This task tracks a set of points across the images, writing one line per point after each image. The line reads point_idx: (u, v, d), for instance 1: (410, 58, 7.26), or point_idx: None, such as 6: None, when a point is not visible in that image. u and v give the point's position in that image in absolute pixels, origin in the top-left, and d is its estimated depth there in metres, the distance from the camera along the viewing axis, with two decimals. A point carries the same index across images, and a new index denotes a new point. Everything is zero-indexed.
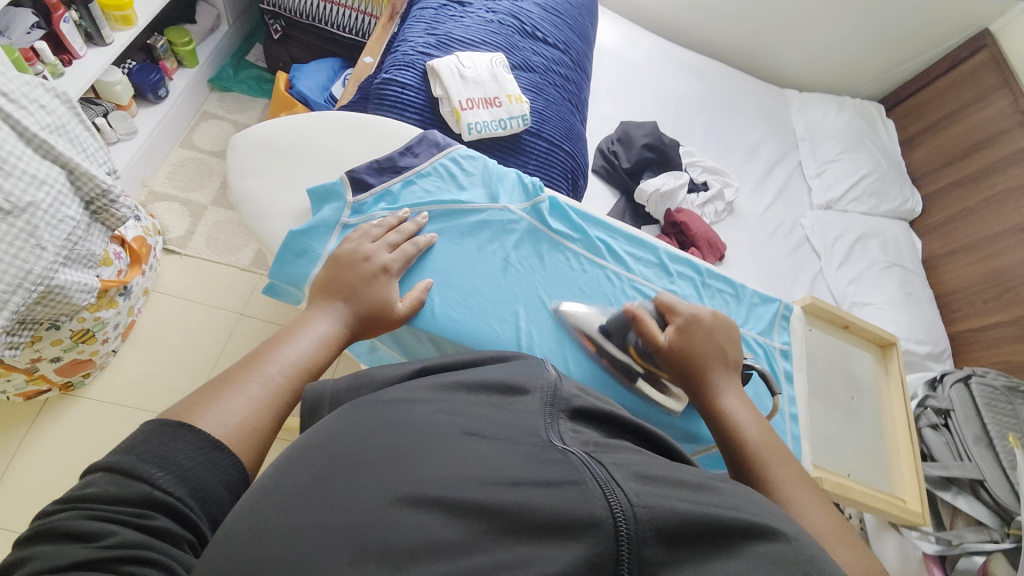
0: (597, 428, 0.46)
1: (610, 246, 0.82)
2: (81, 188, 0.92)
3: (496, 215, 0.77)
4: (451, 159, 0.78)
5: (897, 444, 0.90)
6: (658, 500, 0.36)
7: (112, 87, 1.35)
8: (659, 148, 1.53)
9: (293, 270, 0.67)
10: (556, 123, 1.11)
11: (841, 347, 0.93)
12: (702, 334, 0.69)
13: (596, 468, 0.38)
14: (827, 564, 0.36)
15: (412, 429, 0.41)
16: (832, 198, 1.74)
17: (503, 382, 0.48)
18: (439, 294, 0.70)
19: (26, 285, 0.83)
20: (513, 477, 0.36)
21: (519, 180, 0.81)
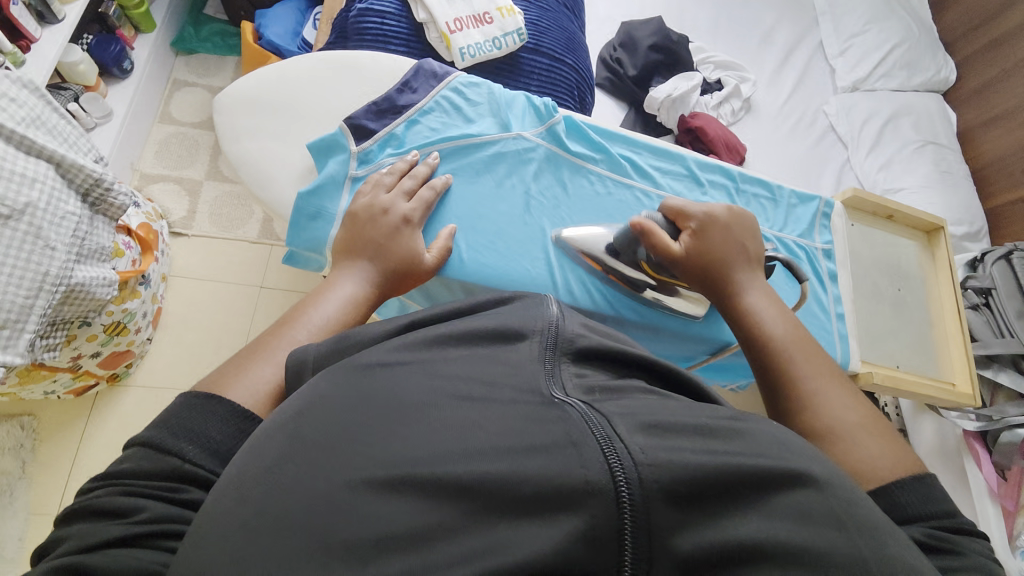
0: (604, 368, 0.42)
1: (635, 163, 0.77)
2: (73, 181, 0.88)
3: (510, 146, 0.72)
4: (452, 90, 0.72)
5: (946, 330, 0.88)
6: (669, 455, 0.31)
7: (76, 67, 1.25)
8: (666, 48, 1.40)
9: (311, 234, 0.63)
10: (554, 34, 1.00)
11: (886, 239, 0.89)
12: (718, 235, 0.66)
13: (597, 425, 0.33)
14: (861, 510, 0.32)
15: (388, 399, 0.36)
16: (858, 78, 1.60)
17: (497, 327, 0.44)
18: (465, 239, 0.67)
19: (47, 287, 0.82)
20: (504, 445, 0.32)
21: (529, 103, 0.75)
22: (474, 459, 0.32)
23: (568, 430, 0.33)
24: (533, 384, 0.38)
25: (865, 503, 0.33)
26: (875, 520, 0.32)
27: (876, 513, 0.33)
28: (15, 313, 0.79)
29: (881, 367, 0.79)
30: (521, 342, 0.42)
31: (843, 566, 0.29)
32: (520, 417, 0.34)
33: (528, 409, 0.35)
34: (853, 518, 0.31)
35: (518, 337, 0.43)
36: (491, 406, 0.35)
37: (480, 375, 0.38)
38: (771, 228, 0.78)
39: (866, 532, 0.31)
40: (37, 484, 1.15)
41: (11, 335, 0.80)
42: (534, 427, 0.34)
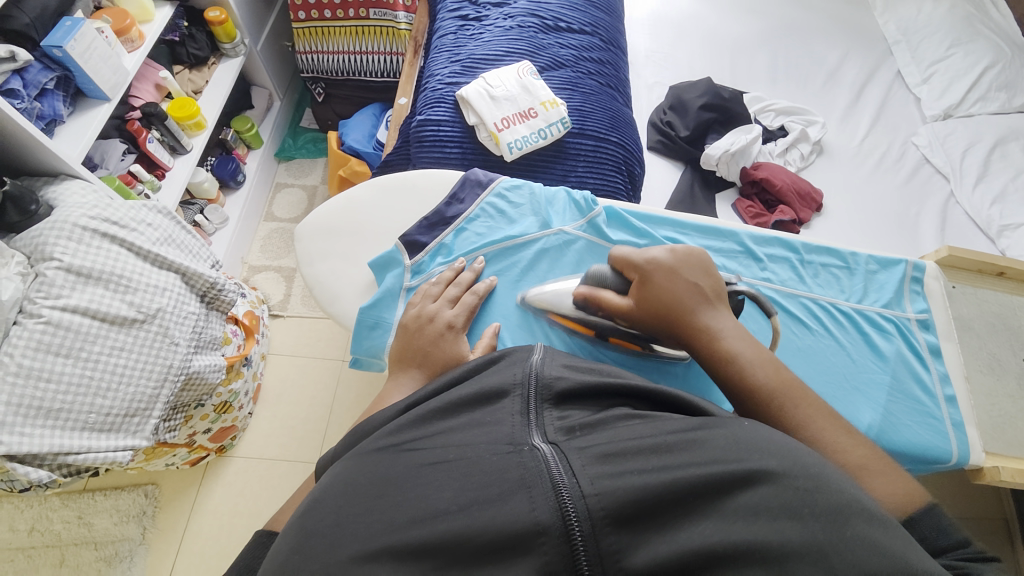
0: (586, 405, 0.42)
1: (682, 243, 0.75)
2: (194, 285, 1.05)
3: (552, 241, 0.74)
4: (496, 195, 0.78)
5: None
6: (616, 483, 0.33)
7: (202, 186, 1.51)
8: (718, 105, 1.40)
9: (371, 342, 0.69)
10: (598, 115, 1.05)
11: (1000, 300, 0.77)
12: (664, 279, 0.60)
13: (555, 465, 0.35)
14: (822, 495, 0.32)
15: (373, 477, 0.37)
16: (950, 104, 1.45)
17: (481, 389, 0.44)
18: (510, 336, 0.68)
19: (170, 378, 0.97)
20: (465, 498, 0.34)
21: (570, 198, 0.78)
22: (439, 518, 0.33)
23: (522, 473, 0.34)
24: (513, 436, 0.38)
25: (829, 486, 0.32)
26: (840, 501, 0.32)
27: (844, 492, 0.33)
28: (144, 402, 0.94)
29: (1014, 460, 0.67)
30: (504, 398, 0.43)
31: (808, 555, 0.29)
32: (484, 468, 0.35)
33: (489, 464, 0.36)
34: (813, 505, 0.31)
35: (500, 393, 0.43)
36: (458, 463, 0.37)
37: (465, 440, 0.39)
38: (848, 300, 0.71)
39: (831, 519, 0.31)
40: (153, 550, 1.28)
41: (139, 421, 0.94)
42: (492, 475, 0.35)
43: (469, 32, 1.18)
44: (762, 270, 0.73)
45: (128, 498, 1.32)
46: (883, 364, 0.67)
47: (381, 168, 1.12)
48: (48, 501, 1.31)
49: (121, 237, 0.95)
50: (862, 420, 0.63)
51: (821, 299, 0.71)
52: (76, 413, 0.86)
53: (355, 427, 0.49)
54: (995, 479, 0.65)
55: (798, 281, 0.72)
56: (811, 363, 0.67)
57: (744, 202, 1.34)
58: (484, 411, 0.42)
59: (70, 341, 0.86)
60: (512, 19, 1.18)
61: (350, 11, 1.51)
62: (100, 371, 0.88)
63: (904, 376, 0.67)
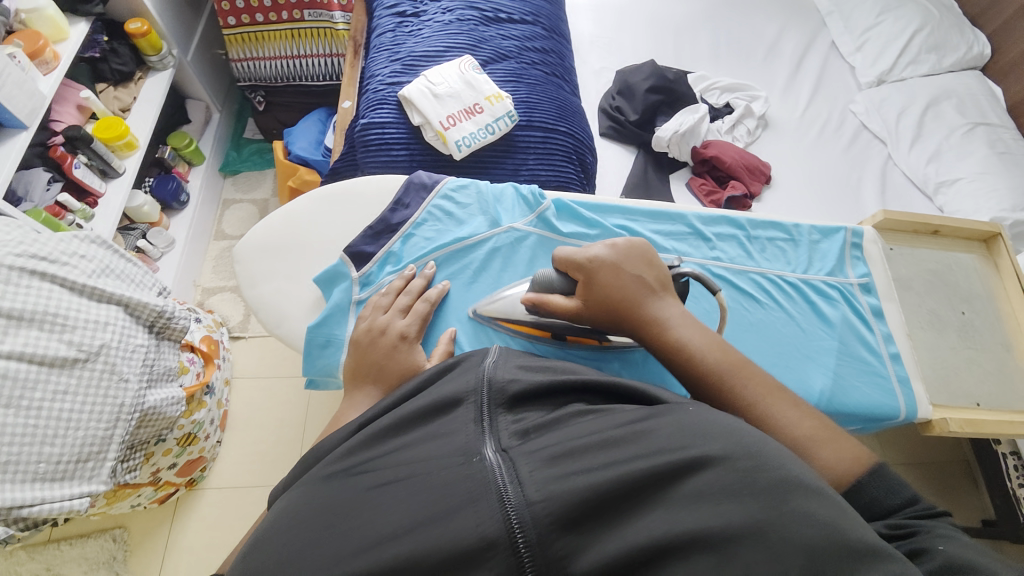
0: (539, 405, 0.42)
1: (633, 230, 0.75)
2: (140, 316, 0.99)
3: (503, 239, 0.74)
4: (442, 197, 0.76)
5: None
6: (562, 486, 0.33)
7: (141, 210, 1.43)
8: (665, 87, 1.41)
9: (324, 361, 0.67)
10: (545, 106, 1.04)
11: (935, 257, 0.81)
12: (607, 277, 0.60)
13: (502, 474, 0.34)
14: (764, 474, 0.32)
15: (320, 506, 0.36)
16: (882, 70, 1.51)
17: (432, 402, 0.43)
18: (468, 340, 0.67)
19: (123, 417, 0.91)
20: (412, 519, 0.33)
21: (518, 194, 0.77)
22: (389, 541, 0.32)
23: (469, 487, 0.33)
24: (466, 446, 0.37)
25: (771, 463, 0.33)
26: (781, 477, 0.32)
27: (787, 467, 0.33)
28: (97, 445, 0.88)
29: (959, 410, 0.70)
30: (457, 407, 0.42)
31: (748, 536, 0.30)
32: (433, 485, 0.34)
33: (439, 479, 0.35)
34: (756, 485, 0.32)
35: (453, 403, 0.42)
36: (409, 482, 0.35)
37: (416, 457, 0.38)
38: (795, 271, 0.73)
39: (772, 497, 0.31)
40: None
41: (94, 466, 0.88)
42: (441, 491, 0.34)
43: (407, 28, 1.14)
44: (712, 250, 0.74)
45: (95, 545, 1.25)
46: (831, 330, 0.70)
47: (328, 176, 1.08)
48: (4, 559, 1.22)
49: (51, 274, 0.89)
50: (815, 387, 0.66)
51: (769, 273, 0.73)
52: (22, 465, 0.81)
53: (308, 453, 0.47)
54: (943, 430, 0.68)
55: (746, 257, 0.74)
56: (764, 336, 0.68)
57: (697, 181, 1.37)
58: (436, 424, 0.41)
59: (7, 390, 0.81)
60: (450, 13, 1.15)
61: (284, 15, 1.45)
62: (45, 419, 0.83)
63: (851, 339, 0.70)
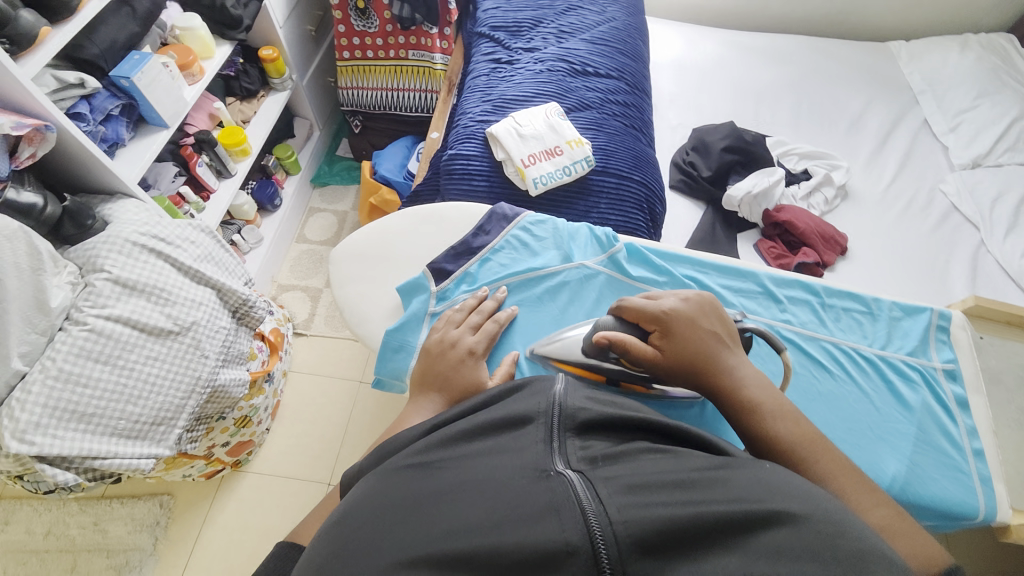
0: (607, 437, 0.43)
1: (702, 282, 0.76)
2: (228, 301, 1.11)
3: (573, 274, 0.76)
4: (520, 228, 0.81)
5: None
6: (642, 513, 0.33)
7: (241, 208, 1.60)
8: (741, 147, 1.42)
9: (394, 365, 0.72)
10: (621, 154, 1.09)
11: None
12: (685, 322, 0.61)
13: (583, 492, 0.35)
14: (844, 540, 0.32)
15: (405, 493, 0.39)
16: (979, 153, 1.45)
17: (506, 415, 0.45)
18: (528, 365, 0.69)
19: (197, 390, 1.01)
20: (496, 517, 0.34)
21: (592, 234, 0.80)
22: (471, 533, 0.34)
23: (550, 497, 0.35)
24: (539, 461, 0.39)
25: (851, 533, 0.33)
26: (861, 548, 0.32)
27: (865, 538, 0.33)
28: (171, 411, 0.98)
29: None
30: (527, 424, 0.44)
31: None
32: (513, 489, 0.36)
33: (518, 486, 0.36)
34: (839, 549, 0.32)
35: (524, 420, 0.44)
36: (486, 483, 0.37)
37: (491, 463, 0.40)
38: (871, 346, 0.70)
39: (853, 564, 0.31)
40: (162, 561, 1.29)
41: (164, 430, 0.97)
42: (520, 496, 0.35)
43: (500, 73, 1.25)
44: (782, 312, 0.73)
45: (143, 508, 1.35)
46: (909, 414, 0.66)
47: (410, 197, 1.17)
48: (68, 505, 1.34)
49: (166, 253, 1.01)
50: (887, 471, 0.62)
51: (842, 343, 0.70)
52: (107, 418, 0.90)
53: (379, 446, 0.50)
54: (1022, 537, 0.62)
55: (819, 324, 0.72)
56: (830, 409, 0.65)
57: (766, 243, 1.35)
58: (508, 436, 0.43)
59: (110, 348, 0.91)
60: (542, 63, 1.24)
61: (391, 52, 1.62)
62: (133, 379, 0.93)
63: (930, 427, 0.65)
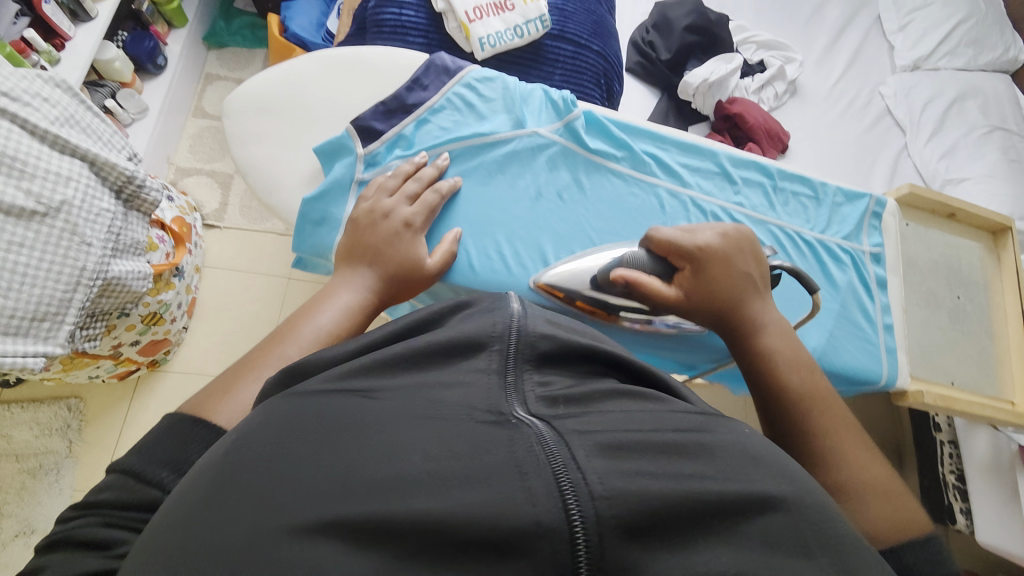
0: (570, 374, 0.39)
1: (661, 160, 0.71)
2: (107, 178, 0.90)
3: (525, 144, 0.68)
4: (465, 85, 0.69)
5: (1009, 346, 0.77)
6: (629, 484, 0.28)
7: (112, 65, 1.28)
8: (703, 28, 1.31)
9: (316, 240, 0.63)
10: (580, 19, 0.95)
11: (947, 240, 0.78)
12: (717, 270, 0.60)
13: (553, 448, 0.30)
14: (848, 536, 0.30)
15: (324, 425, 0.33)
16: (920, 55, 1.46)
17: (453, 338, 0.39)
18: (474, 246, 0.64)
19: (84, 282, 0.85)
20: (439, 471, 0.28)
21: (547, 97, 0.71)
22: (409, 490, 0.28)
23: (513, 454, 0.29)
24: (490, 399, 0.34)
25: (849, 525, 0.30)
26: (867, 548, 0.30)
27: (858, 529, 0.31)
28: (55, 305, 0.83)
29: (933, 384, 0.71)
30: (481, 353, 0.38)
31: None
32: (464, 437, 0.30)
33: (469, 432, 0.31)
34: (837, 546, 0.29)
35: (478, 346, 0.39)
36: (430, 424, 0.32)
37: (435, 398, 0.34)
38: (812, 230, 0.72)
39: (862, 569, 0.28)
40: (82, 463, 1.22)
41: (51, 327, 0.83)
42: (473, 450, 0.29)
43: None
44: (735, 194, 0.71)
45: (49, 412, 1.24)
46: (834, 293, 0.70)
47: None
48: None
49: (9, 112, 0.79)
50: (809, 341, 0.67)
51: (787, 227, 0.71)
52: None
53: None
54: (916, 400, 0.69)
55: (768, 208, 0.71)
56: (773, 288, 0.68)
57: (714, 137, 1.33)
58: (454, 365, 0.38)
59: None
60: None
61: None
62: None
63: (851, 304, 0.70)
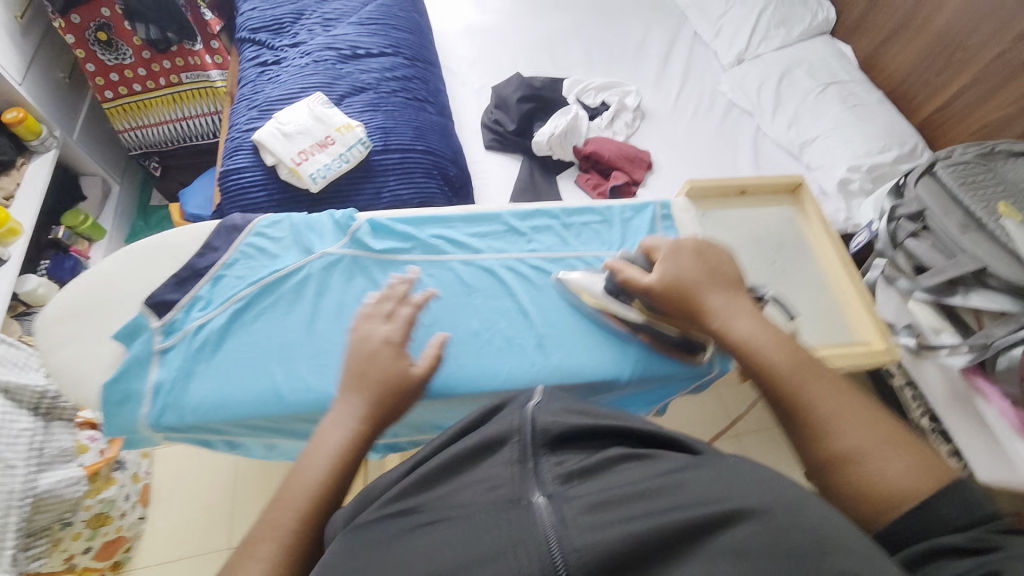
0: (579, 448, 0.42)
1: (452, 237, 0.81)
2: (22, 400, 0.99)
3: (316, 266, 0.76)
4: (254, 234, 0.78)
5: (841, 291, 0.85)
6: (599, 534, 0.33)
7: (35, 292, 1.32)
8: (534, 95, 1.48)
9: (124, 418, 0.67)
10: (402, 129, 1.08)
11: (743, 212, 0.90)
12: (684, 260, 0.67)
13: (545, 520, 0.35)
14: (823, 535, 0.32)
15: (364, 543, 0.37)
16: (740, 49, 1.62)
17: (479, 438, 0.43)
18: (283, 370, 0.69)
19: (13, 505, 0.92)
20: (450, 565, 0.33)
21: (332, 220, 0.80)
22: None
23: (510, 533, 0.34)
24: (510, 488, 0.39)
25: (807, 512, 0.33)
26: (820, 532, 0.32)
27: (823, 517, 0.33)
28: None
29: None
30: (502, 445, 0.42)
31: None
32: (480, 525, 0.36)
33: (495, 523, 0.36)
34: (799, 544, 0.31)
35: (499, 440, 0.43)
36: (453, 522, 0.36)
37: (458, 498, 0.39)
38: (609, 249, 0.82)
39: (811, 554, 0.31)
40: None
41: None
42: (486, 533, 0.35)
43: (267, 76, 1.18)
44: (531, 242, 0.82)
45: None
46: None
47: None
48: None
49: None
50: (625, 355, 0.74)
51: (584, 255, 0.81)
52: None
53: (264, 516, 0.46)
54: None
55: (563, 244, 0.82)
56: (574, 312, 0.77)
57: (583, 177, 1.43)
58: (483, 462, 0.42)
59: None
60: (308, 56, 1.19)
61: (161, 81, 1.45)
62: None
63: None
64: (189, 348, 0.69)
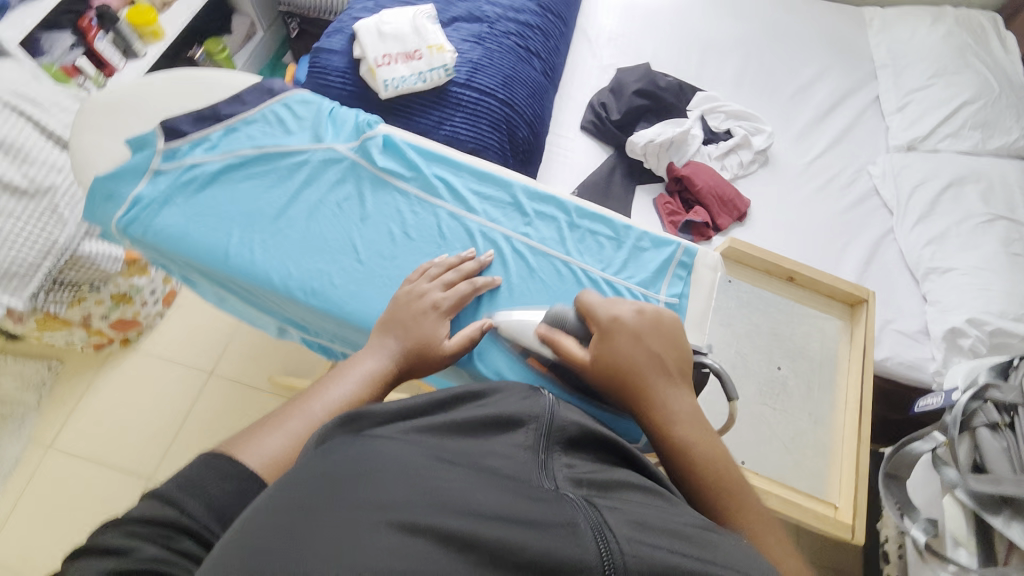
0: (589, 457, 0.43)
1: (451, 185, 0.77)
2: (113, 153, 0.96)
3: (317, 156, 0.77)
4: (283, 105, 0.81)
5: (841, 454, 0.86)
6: (649, 551, 0.32)
7: None
8: (653, 93, 1.36)
9: (103, 212, 0.74)
10: (493, 71, 1.03)
11: (782, 299, 0.95)
12: (626, 342, 0.59)
13: (590, 511, 0.34)
14: None
15: (390, 456, 0.35)
16: (915, 135, 1.35)
17: (494, 415, 0.44)
18: (240, 234, 0.72)
19: (54, 252, 1.03)
20: (505, 514, 0.31)
21: (355, 123, 0.81)
22: (484, 521, 0.31)
23: (561, 514, 0.33)
24: (527, 473, 0.38)
25: None
26: None
27: None
28: (24, 268, 1.01)
29: None
30: (517, 429, 0.43)
31: None
32: (526, 493, 0.34)
33: (537, 496, 0.34)
34: None
35: (515, 423, 0.44)
36: (494, 480, 0.35)
37: (488, 461, 0.38)
38: (603, 270, 0.73)
39: None
40: (43, 419, 1.31)
41: (17, 284, 1.01)
42: (540, 506, 0.33)
43: None
44: (525, 225, 0.76)
45: (30, 368, 1.36)
46: None
47: None
48: None
49: (21, 110, 1.02)
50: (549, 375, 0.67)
51: (574, 263, 0.73)
52: None
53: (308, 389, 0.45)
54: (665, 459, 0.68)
55: (558, 242, 0.75)
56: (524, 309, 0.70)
57: (664, 198, 1.29)
58: (492, 436, 0.42)
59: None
60: None
61: None
62: None
63: None
64: (177, 179, 0.74)
